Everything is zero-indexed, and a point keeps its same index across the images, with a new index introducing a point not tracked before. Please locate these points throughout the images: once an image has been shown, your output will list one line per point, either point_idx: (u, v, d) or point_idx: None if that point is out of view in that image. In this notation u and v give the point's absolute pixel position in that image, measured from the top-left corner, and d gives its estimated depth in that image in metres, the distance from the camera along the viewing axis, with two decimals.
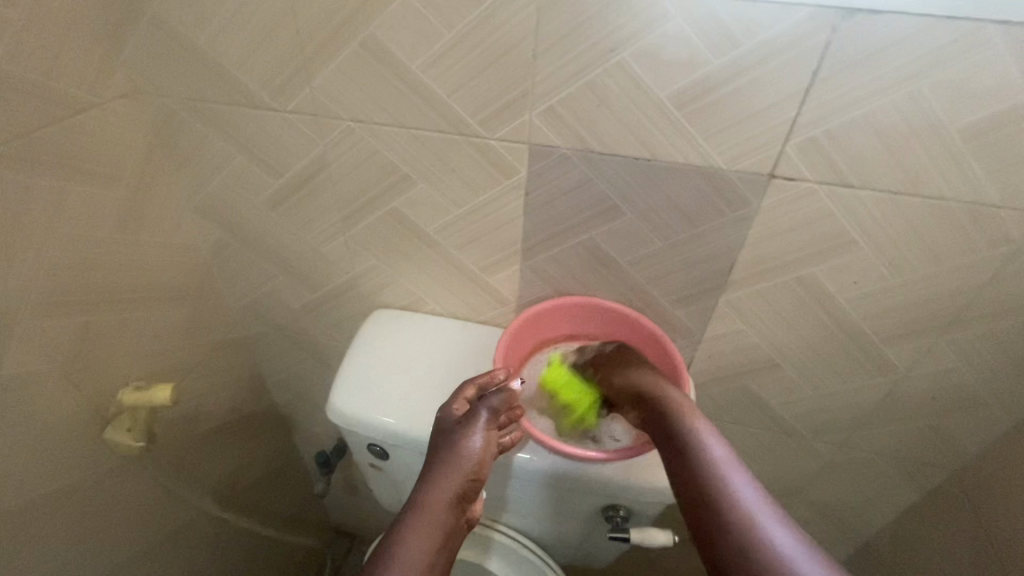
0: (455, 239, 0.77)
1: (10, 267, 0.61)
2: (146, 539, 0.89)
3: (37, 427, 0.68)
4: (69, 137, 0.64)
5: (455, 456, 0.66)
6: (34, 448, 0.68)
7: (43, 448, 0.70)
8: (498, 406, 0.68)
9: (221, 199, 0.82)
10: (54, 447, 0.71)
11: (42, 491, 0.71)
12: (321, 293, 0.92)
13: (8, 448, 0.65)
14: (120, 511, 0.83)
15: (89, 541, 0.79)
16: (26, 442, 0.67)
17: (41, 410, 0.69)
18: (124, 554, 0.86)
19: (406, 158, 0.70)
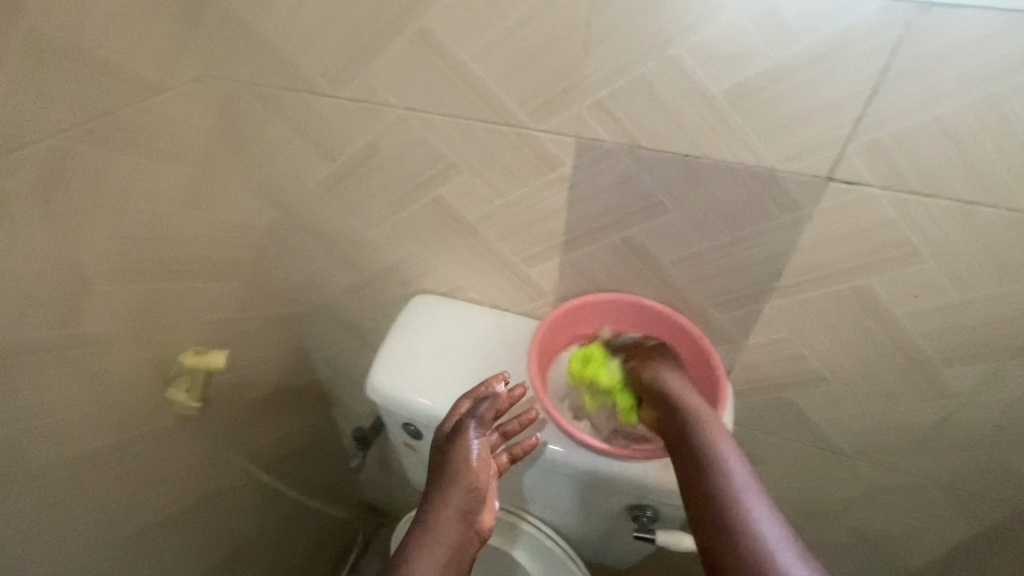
0: (497, 230, 0.78)
1: (93, 233, 0.67)
2: (195, 494, 0.96)
3: (107, 380, 0.75)
4: (147, 117, 0.70)
5: (453, 470, 0.68)
6: (105, 399, 0.75)
7: (113, 401, 0.77)
8: (487, 414, 0.70)
9: (278, 180, 0.87)
10: (122, 401, 0.78)
11: (110, 439, 0.78)
12: (365, 276, 0.95)
13: (82, 397, 0.72)
14: (175, 466, 0.90)
15: (148, 490, 0.87)
16: (98, 393, 0.74)
17: (108, 367, 0.75)
18: (176, 506, 0.93)
19: (453, 148, 0.71)
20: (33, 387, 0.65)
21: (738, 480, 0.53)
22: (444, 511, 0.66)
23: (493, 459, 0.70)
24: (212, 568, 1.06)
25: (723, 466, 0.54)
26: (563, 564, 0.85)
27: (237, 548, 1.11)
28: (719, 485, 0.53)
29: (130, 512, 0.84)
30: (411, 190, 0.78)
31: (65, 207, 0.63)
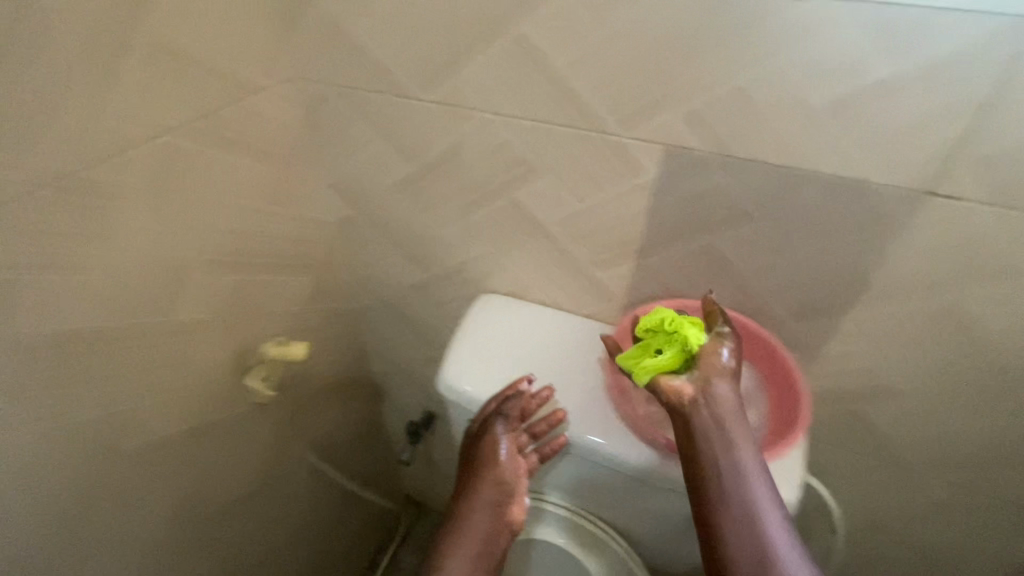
0: (571, 232, 0.79)
1: (192, 224, 0.71)
2: (258, 478, 1.00)
3: (195, 366, 0.79)
4: (241, 115, 0.73)
5: (483, 463, 0.81)
6: (190, 384, 0.79)
7: (198, 386, 0.80)
8: (512, 414, 0.78)
9: (353, 178, 0.89)
10: (205, 386, 0.82)
11: (192, 422, 0.81)
12: (430, 274, 0.97)
13: (170, 380, 0.76)
14: (245, 450, 0.94)
15: (221, 472, 0.90)
16: (186, 376, 0.78)
17: (194, 354, 0.78)
18: (243, 488, 0.97)
19: (535, 152, 0.72)
20: (130, 368, 0.70)
21: (764, 495, 0.59)
22: (477, 498, 0.80)
23: (521, 454, 0.81)
24: (270, 550, 1.10)
25: (737, 469, 0.59)
26: (623, 566, 0.86)
27: (292, 532, 1.15)
28: (741, 488, 0.59)
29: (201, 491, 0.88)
30: (487, 191, 0.80)
31: (167, 202, 0.67)
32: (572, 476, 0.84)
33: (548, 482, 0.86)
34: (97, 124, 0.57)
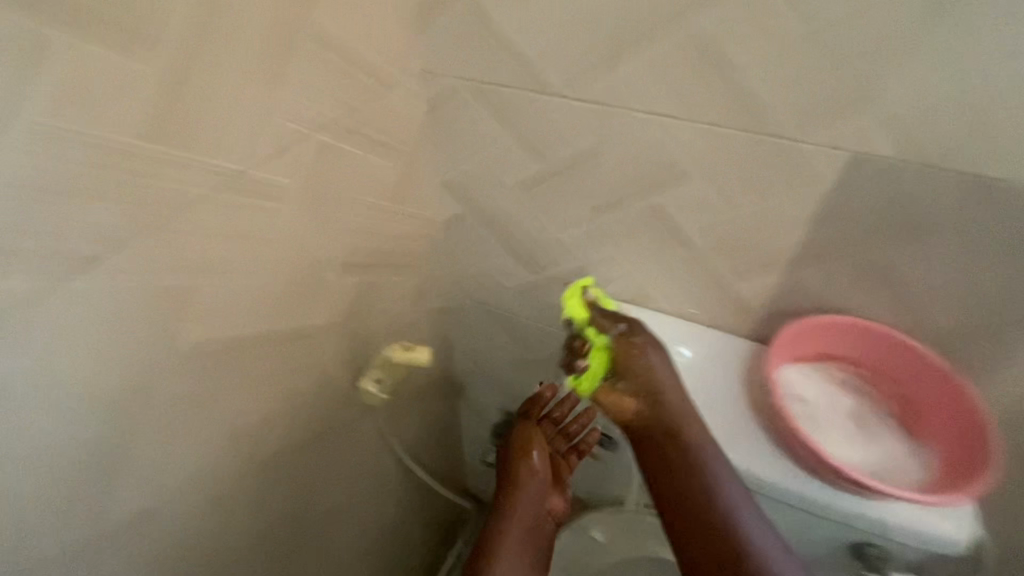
0: (713, 240, 0.75)
1: (330, 225, 0.68)
2: (358, 479, 0.98)
3: (317, 368, 0.77)
4: (376, 111, 0.69)
5: (518, 466, 0.80)
6: (312, 387, 0.77)
7: (318, 388, 0.78)
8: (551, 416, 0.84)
9: (470, 177, 0.85)
10: (324, 389, 0.80)
11: (309, 424, 0.80)
12: (538, 276, 0.94)
13: (296, 384, 0.74)
14: (350, 451, 0.93)
15: (326, 475, 0.89)
16: (308, 380, 0.76)
17: (318, 357, 0.76)
18: (342, 489, 0.95)
19: (692, 155, 0.68)
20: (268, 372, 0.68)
21: (746, 507, 0.67)
22: (518, 497, 0.77)
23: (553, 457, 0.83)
24: (359, 551, 1.08)
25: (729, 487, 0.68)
26: None
27: (377, 531, 1.13)
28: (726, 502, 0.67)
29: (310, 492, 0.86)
30: (623, 195, 0.76)
31: (316, 202, 0.64)
32: None
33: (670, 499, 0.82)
34: (266, 125, 0.54)
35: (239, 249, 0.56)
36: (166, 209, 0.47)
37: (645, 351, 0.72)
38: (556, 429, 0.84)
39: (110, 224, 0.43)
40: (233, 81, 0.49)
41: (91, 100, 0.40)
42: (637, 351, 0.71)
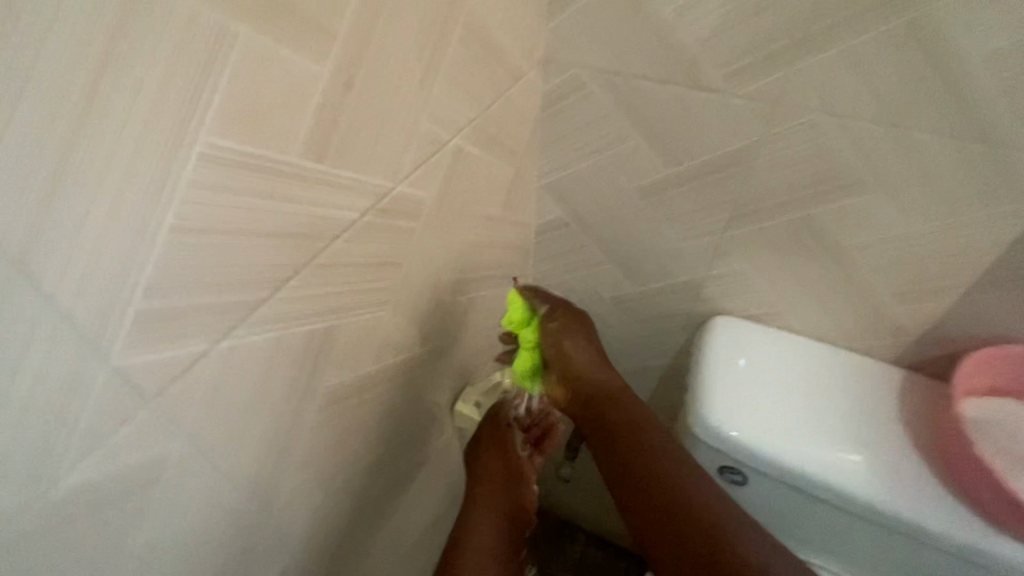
0: (873, 258, 0.67)
1: (452, 243, 0.60)
2: (451, 511, 0.90)
3: (418, 395, 0.69)
4: (505, 111, 0.61)
5: (488, 453, 0.74)
6: (410, 415, 0.69)
7: (415, 413, 0.70)
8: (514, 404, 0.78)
9: (581, 182, 0.76)
10: (422, 414, 0.72)
11: (406, 447, 0.72)
12: (642, 289, 0.85)
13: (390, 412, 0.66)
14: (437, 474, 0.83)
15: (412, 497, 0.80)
16: (407, 408, 0.67)
17: (423, 381, 0.69)
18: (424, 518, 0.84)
19: (872, 161, 0.60)
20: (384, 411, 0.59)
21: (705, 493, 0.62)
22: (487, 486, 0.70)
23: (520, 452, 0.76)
24: None
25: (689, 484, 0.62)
26: None
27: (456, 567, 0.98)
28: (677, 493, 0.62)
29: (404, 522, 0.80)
30: (770, 205, 0.68)
31: (446, 220, 0.57)
32: (842, 540, 0.72)
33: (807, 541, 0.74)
34: None
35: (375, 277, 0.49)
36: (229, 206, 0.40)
37: (559, 335, 0.72)
38: (534, 433, 0.78)
39: (269, 260, 0.45)
40: None
41: (265, 143, 0.41)
42: (553, 334, 0.72)
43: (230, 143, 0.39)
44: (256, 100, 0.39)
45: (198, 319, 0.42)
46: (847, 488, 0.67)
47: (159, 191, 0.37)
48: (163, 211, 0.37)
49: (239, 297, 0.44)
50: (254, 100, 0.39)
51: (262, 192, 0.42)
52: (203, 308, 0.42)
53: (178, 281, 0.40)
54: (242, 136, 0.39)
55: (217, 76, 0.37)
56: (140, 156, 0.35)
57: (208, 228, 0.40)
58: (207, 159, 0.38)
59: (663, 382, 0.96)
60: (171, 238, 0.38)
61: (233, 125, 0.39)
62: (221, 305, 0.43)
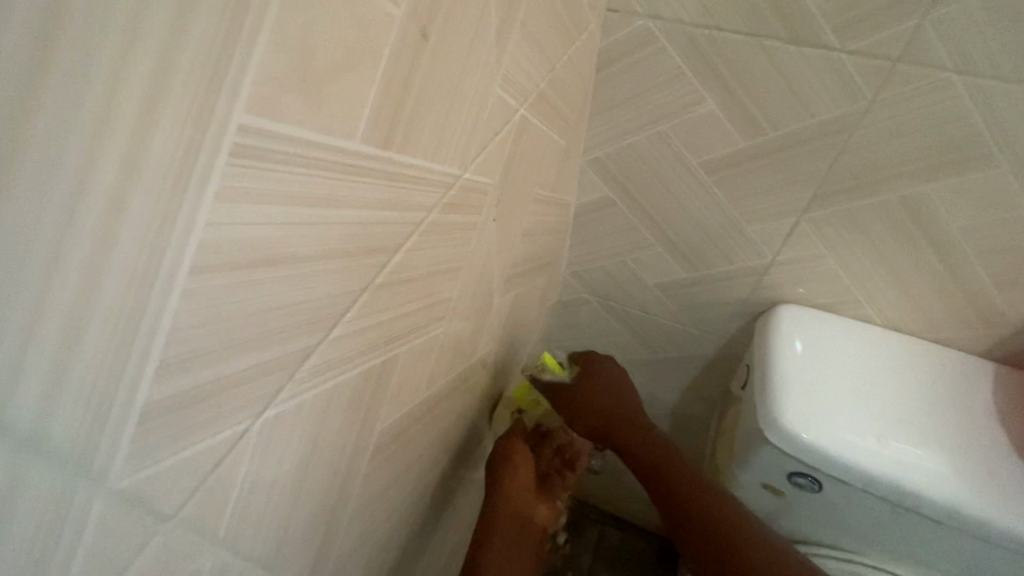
0: (981, 243, 0.58)
1: (507, 237, 0.50)
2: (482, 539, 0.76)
3: (465, 413, 0.58)
4: (572, 72, 0.52)
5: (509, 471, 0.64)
6: (456, 439, 0.58)
7: (461, 434, 0.59)
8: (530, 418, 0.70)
9: (638, 154, 0.67)
10: (464, 434, 0.61)
11: (450, 473, 0.61)
12: (696, 278, 0.75)
13: (450, 443, 0.54)
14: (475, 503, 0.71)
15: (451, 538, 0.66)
16: (457, 433, 0.57)
17: (468, 398, 0.57)
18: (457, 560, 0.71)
19: (1005, 129, 0.52)
20: (432, 448, 0.48)
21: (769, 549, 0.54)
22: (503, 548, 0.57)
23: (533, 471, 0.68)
24: None
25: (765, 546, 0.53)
26: None
27: None
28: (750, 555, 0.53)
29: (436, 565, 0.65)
30: (867, 180, 0.59)
31: (505, 213, 0.47)
32: (941, 560, 0.63)
33: (898, 555, 0.65)
34: (501, 109, 0.37)
35: (422, 292, 0.35)
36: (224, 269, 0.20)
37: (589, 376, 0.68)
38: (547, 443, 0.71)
39: (302, 326, 0.25)
40: (478, 55, 0.32)
41: (321, 143, 0.22)
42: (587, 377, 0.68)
43: (247, 136, 0.19)
44: (286, 51, 0.19)
45: (250, 428, 0.24)
46: (955, 504, 0.56)
47: (179, 250, 0.19)
48: (165, 285, 0.19)
49: (246, 410, 0.24)
50: (290, 54, 0.19)
51: (302, 223, 0.23)
52: (181, 460, 0.22)
53: (191, 406, 0.21)
54: (264, 120, 0.19)
55: (249, 27, 0.18)
56: (134, 189, 0.17)
57: (230, 302, 0.21)
58: (227, 179, 0.19)
59: (706, 376, 0.85)
60: (171, 329, 0.19)
61: (271, 111, 0.20)
62: (234, 424, 0.23)
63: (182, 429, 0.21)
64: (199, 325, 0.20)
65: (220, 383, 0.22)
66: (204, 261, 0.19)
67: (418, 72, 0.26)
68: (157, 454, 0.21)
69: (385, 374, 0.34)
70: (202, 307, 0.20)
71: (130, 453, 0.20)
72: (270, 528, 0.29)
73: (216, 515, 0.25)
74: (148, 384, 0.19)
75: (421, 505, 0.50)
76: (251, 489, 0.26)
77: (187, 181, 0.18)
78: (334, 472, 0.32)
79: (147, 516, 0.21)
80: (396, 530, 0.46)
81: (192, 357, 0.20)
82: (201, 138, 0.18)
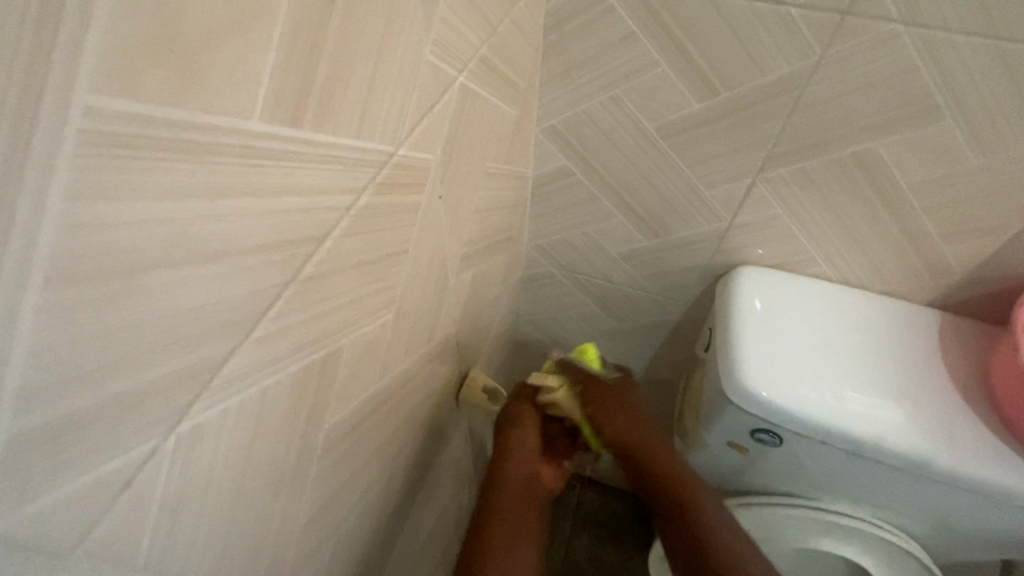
0: (930, 196, 0.59)
1: (459, 215, 0.48)
2: (457, 510, 0.77)
3: (429, 396, 0.57)
4: (517, 36, 0.49)
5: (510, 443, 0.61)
6: (421, 422, 0.56)
7: (426, 416, 0.58)
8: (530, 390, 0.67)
9: (594, 120, 0.65)
10: (430, 415, 0.59)
11: (421, 450, 0.59)
12: (659, 244, 0.74)
13: (414, 427, 0.53)
14: (448, 477, 0.71)
15: (424, 512, 0.66)
16: (421, 417, 0.55)
17: (431, 379, 0.55)
18: (432, 536, 0.70)
19: (952, 80, 0.52)
20: (393, 434, 0.47)
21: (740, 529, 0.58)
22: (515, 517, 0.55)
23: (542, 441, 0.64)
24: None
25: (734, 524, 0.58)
26: (915, 562, 0.72)
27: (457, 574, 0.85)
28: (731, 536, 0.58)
29: (413, 537, 0.65)
30: (821, 139, 0.59)
31: (454, 190, 0.45)
32: (891, 498, 0.66)
33: (854, 497, 0.69)
34: (438, 79, 0.35)
35: (365, 278, 0.33)
36: (121, 240, 0.17)
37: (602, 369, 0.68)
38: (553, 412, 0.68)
39: (221, 327, 0.22)
40: (404, 21, 0.29)
41: (204, 125, 0.19)
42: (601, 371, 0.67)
43: (95, 119, 0.15)
44: (136, 13, 0.16)
45: (162, 445, 0.21)
46: (909, 451, 0.59)
47: (25, 260, 0.15)
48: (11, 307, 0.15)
49: (154, 428, 0.21)
50: (144, 17, 0.16)
51: (189, 220, 0.19)
52: (71, 494, 0.18)
53: (79, 435, 0.18)
54: (117, 100, 0.16)
55: None
56: None
57: (108, 318, 0.17)
58: (76, 172, 0.15)
59: (671, 341, 0.86)
60: (29, 352, 0.16)
61: (125, 88, 0.16)
62: (138, 446, 0.20)
63: (69, 460, 0.18)
64: (67, 347, 0.17)
65: (111, 407, 0.19)
66: (59, 271, 0.16)
67: (326, 38, 0.23)
68: (42, 492, 0.17)
69: (329, 368, 0.32)
70: (70, 324, 0.16)
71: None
72: (207, 547, 0.26)
73: (133, 544, 0.22)
74: (8, 421, 0.16)
75: (386, 490, 0.49)
76: (173, 510, 0.23)
77: (22, 169, 0.14)
78: (280, 474, 0.30)
79: (43, 555, 0.18)
80: (363, 520, 0.45)
81: (69, 381, 0.17)
82: (34, 111, 0.14)
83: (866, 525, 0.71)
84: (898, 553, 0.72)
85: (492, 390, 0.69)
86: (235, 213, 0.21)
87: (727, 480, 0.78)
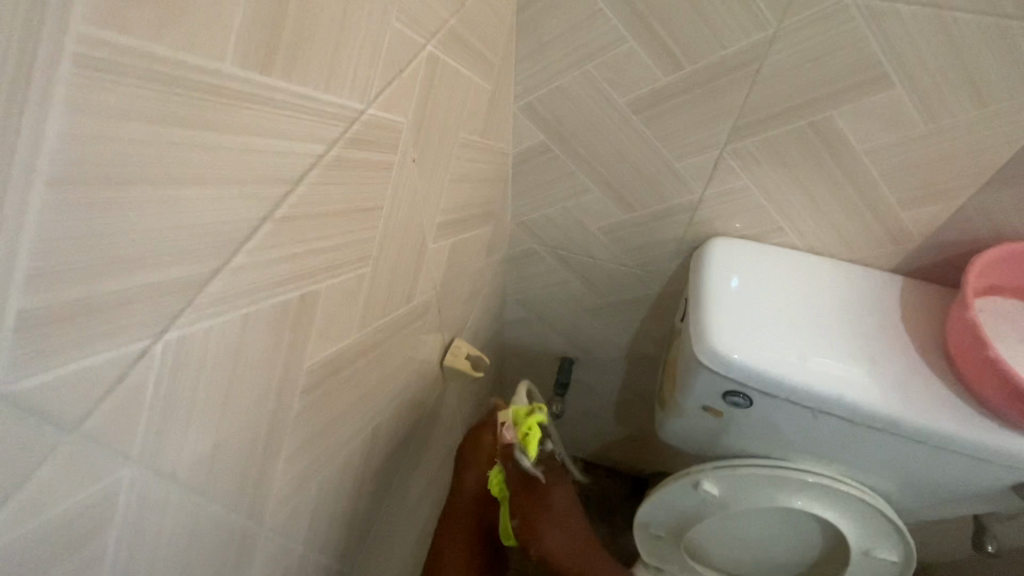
0: (886, 162, 0.63)
1: (435, 182, 0.51)
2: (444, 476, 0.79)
3: (414, 359, 0.60)
4: (487, 10, 0.52)
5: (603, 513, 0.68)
6: (407, 383, 0.59)
7: (411, 378, 0.61)
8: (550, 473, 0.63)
9: (568, 95, 0.67)
10: (416, 377, 0.62)
11: (408, 411, 0.62)
12: (634, 216, 0.77)
13: (397, 385, 0.56)
14: (434, 442, 0.74)
15: (412, 474, 0.69)
16: (405, 378, 0.58)
17: (414, 341, 0.58)
18: (421, 497, 0.73)
19: (898, 49, 0.55)
20: (375, 389, 0.50)
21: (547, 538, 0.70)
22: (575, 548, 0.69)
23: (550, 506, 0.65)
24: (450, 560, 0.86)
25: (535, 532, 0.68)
26: (882, 516, 0.75)
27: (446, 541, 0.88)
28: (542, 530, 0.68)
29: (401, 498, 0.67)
30: (781, 109, 0.62)
31: (428, 156, 0.48)
32: (856, 454, 0.69)
33: (822, 454, 0.72)
34: (405, 44, 0.38)
35: (339, 226, 0.35)
36: (112, 154, 0.20)
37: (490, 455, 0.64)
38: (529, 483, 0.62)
39: (203, 247, 0.25)
40: None
41: (184, 62, 0.22)
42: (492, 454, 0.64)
43: (90, 44, 0.18)
44: None
45: (152, 347, 0.24)
46: (868, 406, 0.62)
47: (32, 161, 0.18)
48: (20, 197, 0.18)
49: (144, 329, 0.24)
50: None
51: (171, 146, 0.22)
52: (71, 376, 0.21)
53: (78, 321, 0.21)
54: (110, 30, 0.19)
55: None
56: None
57: (101, 221, 0.20)
58: (75, 90, 0.18)
59: (652, 314, 0.89)
60: (37, 241, 0.19)
61: (116, 22, 0.19)
62: (130, 344, 0.23)
63: (70, 344, 0.21)
64: (66, 241, 0.20)
65: (106, 301, 0.22)
66: (62, 173, 0.19)
67: None
68: (47, 370, 0.20)
69: (307, 307, 0.34)
70: (71, 221, 0.19)
71: (12, 372, 0.19)
72: (195, 455, 0.29)
73: (126, 434, 0.25)
74: (17, 298, 0.18)
75: (370, 442, 0.52)
76: (161, 413, 0.26)
77: (28, 82, 0.17)
78: (264, 400, 0.33)
79: (51, 426, 0.21)
80: (348, 466, 0.48)
81: (69, 271, 0.20)
82: (39, 33, 0.17)
83: (835, 481, 0.75)
84: (865, 507, 0.75)
85: (476, 359, 0.72)
86: (213, 146, 0.24)
87: (704, 444, 0.81)
